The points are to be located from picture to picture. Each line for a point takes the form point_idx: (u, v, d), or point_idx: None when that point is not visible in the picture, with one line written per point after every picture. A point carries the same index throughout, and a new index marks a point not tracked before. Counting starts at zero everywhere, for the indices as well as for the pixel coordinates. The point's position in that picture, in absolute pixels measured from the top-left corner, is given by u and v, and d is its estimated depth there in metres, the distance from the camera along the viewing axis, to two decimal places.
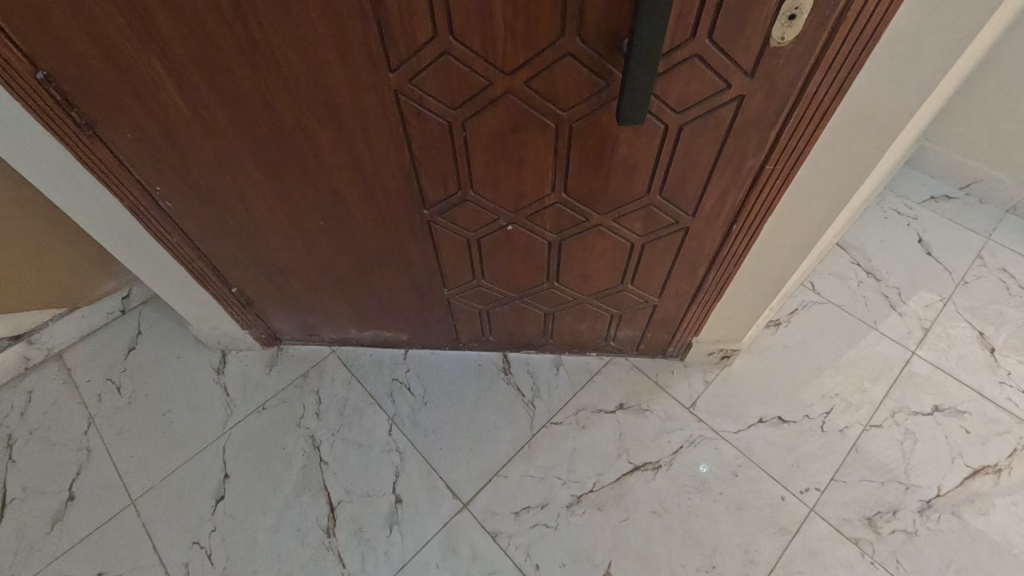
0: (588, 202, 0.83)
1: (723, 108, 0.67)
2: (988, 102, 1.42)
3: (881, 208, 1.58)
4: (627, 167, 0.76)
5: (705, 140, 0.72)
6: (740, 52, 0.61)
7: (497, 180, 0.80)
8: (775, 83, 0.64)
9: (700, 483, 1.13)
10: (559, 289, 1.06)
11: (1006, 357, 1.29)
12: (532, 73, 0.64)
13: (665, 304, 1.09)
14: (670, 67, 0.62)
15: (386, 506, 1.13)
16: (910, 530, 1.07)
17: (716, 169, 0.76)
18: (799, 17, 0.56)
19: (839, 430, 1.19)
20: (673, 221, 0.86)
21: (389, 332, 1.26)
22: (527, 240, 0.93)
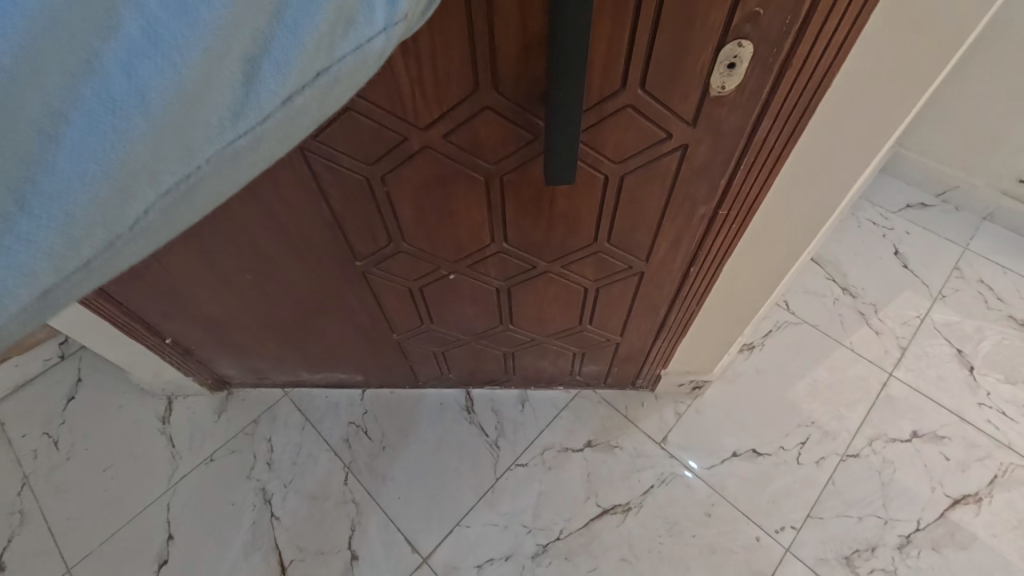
0: (532, 251, 0.77)
1: (667, 157, 0.61)
2: (965, 105, 1.36)
3: (856, 218, 1.52)
4: (569, 217, 0.70)
5: (651, 190, 0.65)
6: (678, 103, 0.54)
7: (431, 232, 0.73)
8: (721, 133, 0.58)
9: (673, 526, 1.08)
10: (515, 331, 0.99)
11: (986, 376, 1.25)
12: (450, 128, 0.57)
13: (629, 342, 1.03)
14: (602, 119, 0.56)
15: (341, 563, 1.06)
16: (888, 568, 1.02)
17: (666, 216, 0.70)
18: (738, 66, 0.50)
19: (816, 461, 1.14)
20: (627, 266, 0.80)
21: (343, 374, 1.19)
22: (474, 286, 0.86)
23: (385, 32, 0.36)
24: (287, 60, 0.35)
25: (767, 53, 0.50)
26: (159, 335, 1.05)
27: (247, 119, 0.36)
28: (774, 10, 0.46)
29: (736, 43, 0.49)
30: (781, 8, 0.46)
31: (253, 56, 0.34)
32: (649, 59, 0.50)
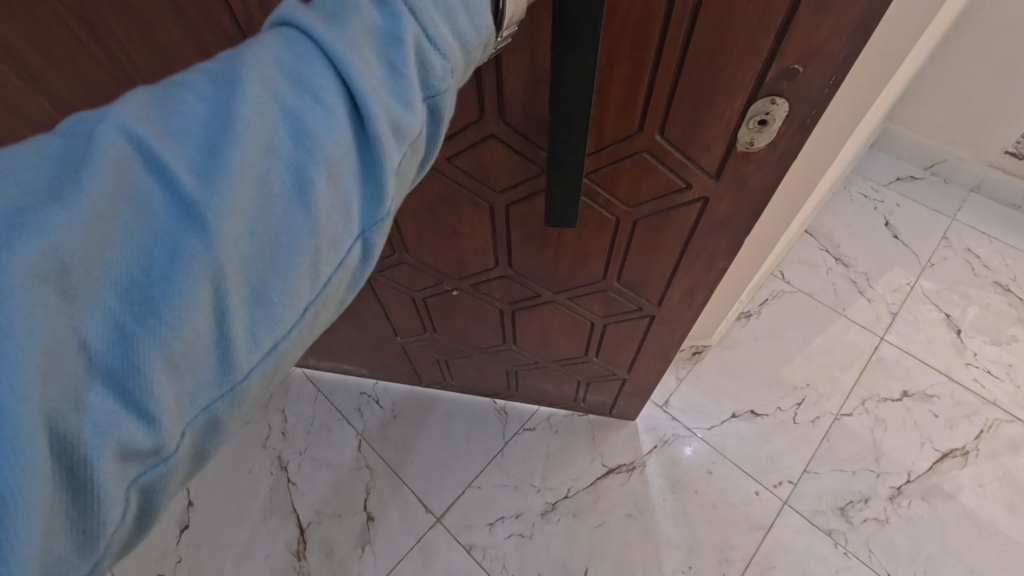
0: (537, 279, 0.80)
1: (685, 207, 0.62)
2: (953, 78, 1.42)
3: (848, 192, 1.57)
4: (578, 253, 0.73)
5: (665, 235, 0.67)
6: (699, 153, 0.55)
7: (436, 248, 0.78)
8: (743, 189, 0.58)
9: (675, 484, 1.12)
10: (519, 352, 1.01)
11: (972, 339, 1.30)
12: (457, 151, 0.60)
13: (635, 378, 1.01)
14: (617, 159, 0.57)
15: (358, 526, 1.10)
16: (881, 518, 1.07)
17: (681, 261, 0.70)
18: (770, 122, 0.50)
19: (812, 420, 1.19)
20: (636, 306, 0.81)
21: (349, 364, 1.23)
22: (477, 305, 0.89)
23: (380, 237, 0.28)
24: (274, 317, 0.24)
25: (797, 114, 0.49)
26: None
27: (233, 426, 0.25)
28: (813, 69, 0.45)
29: (768, 100, 0.48)
30: (819, 68, 0.46)
31: (229, 355, 0.23)
32: (671, 107, 0.51)
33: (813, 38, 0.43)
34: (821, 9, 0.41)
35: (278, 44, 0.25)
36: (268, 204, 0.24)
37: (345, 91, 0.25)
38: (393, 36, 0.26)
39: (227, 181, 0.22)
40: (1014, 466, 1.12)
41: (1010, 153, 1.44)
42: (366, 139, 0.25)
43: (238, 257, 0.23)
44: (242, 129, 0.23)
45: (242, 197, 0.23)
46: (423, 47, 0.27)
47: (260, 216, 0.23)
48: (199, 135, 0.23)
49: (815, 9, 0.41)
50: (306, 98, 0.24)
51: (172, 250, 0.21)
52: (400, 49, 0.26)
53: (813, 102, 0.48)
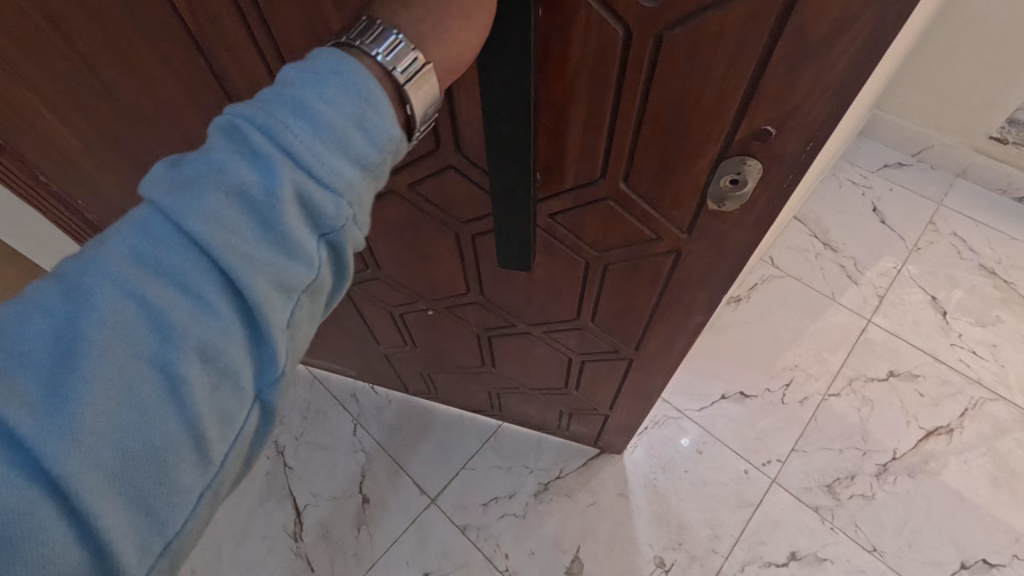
0: (511, 311, 0.77)
1: (657, 259, 0.55)
2: (937, 65, 1.44)
3: (837, 178, 1.59)
4: (550, 286, 0.67)
5: (637, 284, 0.61)
6: (669, 208, 0.49)
7: (406, 266, 0.76)
8: (717, 249, 0.51)
9: (666, 462, 1.15)
10: (498, 374, 0.99)
11: (958, 320, 1.32)
12: (417, 177, 0.58)
13: (618, 416, 0.96)
14: (583, 204, 0.51)
15: (354, 507, 1.12)
16: (867, 493, 1.10)
17: (658, 313, 0.64)
18: (743, 183, 0.43)
19: (799, 400, 1.21)
20: (613, 349, 0.76)
21: (337, 364, 1.23)
22: (454, 326, 0.88)
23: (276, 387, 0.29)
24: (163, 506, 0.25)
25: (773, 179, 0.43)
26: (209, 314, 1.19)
27: None
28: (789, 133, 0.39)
29: (740, 159, 0.41)
30: (796, 132, 0.39)
31: (117, 554, 0.24)
32: (634, 158, 0.45)
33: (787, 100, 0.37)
34: (796, 68, 0.35)
35: (135, 237, 0.26)
36: (139, 405, 0.25)
37: (215, 271, 0.26)
38: (267, 190, 0.26)
39: (85, 403, 0.23)
40: (997, 443, 1.15)
41: (995, 138, 1.47)
42: (246, 311, 0.27)
43: (108, 468, 0.24)
44: (97, 341, 0.24)
45: (104, 412, 0.24)
46: (309, 195, 0.27)
47: (129, 420, 0.24)
48: (58, 352, 0.24)
49: (787, 69, 0.35)
50: (172, 286, 0.25)
51: (31, 483, 0.22)
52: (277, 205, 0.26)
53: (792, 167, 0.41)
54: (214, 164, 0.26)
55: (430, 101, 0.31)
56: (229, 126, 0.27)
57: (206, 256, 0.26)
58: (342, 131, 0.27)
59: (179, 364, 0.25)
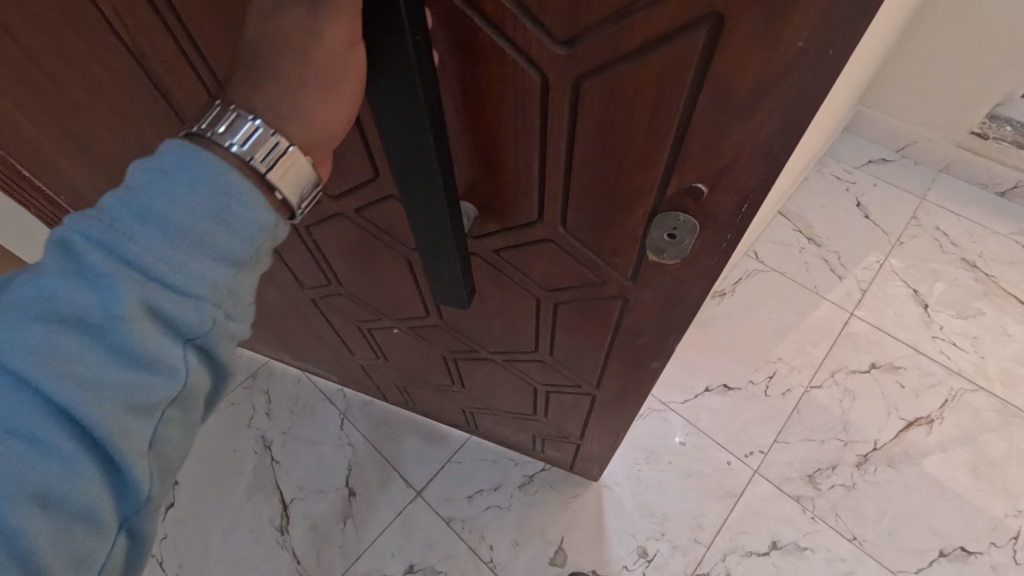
0: (473, 338, 0.78)
1: (606, 302, 0.55)
2: (919, 62, 1.46)
3: (821, 174, 1.60)
4: (506, 317, 0.68)
5: (589, 324, 0.61)
6: (610, 255, 0.48)
7: (368, 286, 0.77)
8: (662, 299, 0.50)
9: (650, 453, 1.16)
10: (469, 395, 0.99)
11: (939, 313, 1.33)
12: (363, 203, 0.58)
13: (588, 446, 0.96)
14: (525, 242, 0.52)
15: (340, 500, 1.13)
16: (848, 483, 1.11)
17: (613, 355, 0.64)
18: (680, 239, 0.42)
19: (782, 393, 1.22)
20: (576, 384, 0.76)
21: (318, 368, 1.23)
22: (422, 347, 0.89)
23: (140, 512, 0.32)
24: None
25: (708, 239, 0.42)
26: None
27: None
28: (721, 193, 0.38)
29: (674, 215, 0.40)
30: (728, 192, 0.38)
31: None
32: (566, 205, 0.45)
33: (713, 159, 0.36)
34: (719, 130, 0.34)
35: None
36: None
37: (54, 407, 0.28)
38: (112, 311, 0.28)
39: None
40: (976, 433, 1.16)
41: (976, 133, 1.49)
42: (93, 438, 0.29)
43: None
44: None
45: None
46: (156, 312, 0.29)
47: None
48: None
49: (711, 128, 0.34)
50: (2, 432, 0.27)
51: None
52: (126, 323, 0.28)
53: (728, 227, 0.40)
54: (52, 289, 0.28)
55: (300, 181, 0.33)
56: (62, 258, 0.29)
57: (42, 394, 0.28)
58: (197, 235, 0.29)
59: (15, 514, 0.27)
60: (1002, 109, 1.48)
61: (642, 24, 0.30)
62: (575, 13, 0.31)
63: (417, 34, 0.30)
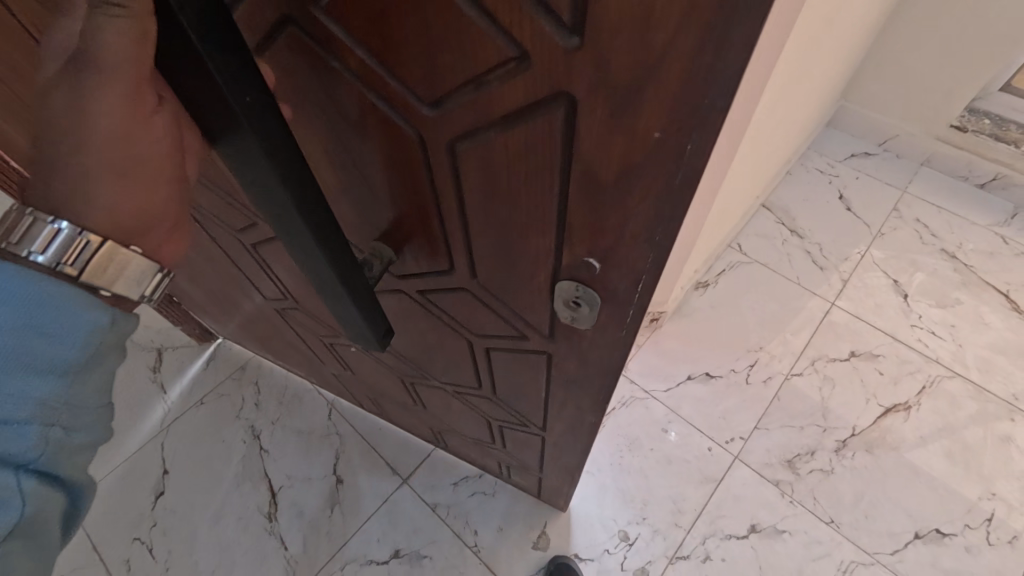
0: (424, 367, 0.80)
1: (533, 354, 0.58)
2: (899, 58, 1.48)
3: (805, 167, 1.63)
4: (448, 353, 0.71)
5: (519, 370, 0.63)
6: (528, 315, 0.51)
7: (318, 306, 0.78)
8: (579, 358, 0.52)
9: (632, 441, 1.18)
10: (433, 417, 1.00)
11: (918, 302, 1.36)
12: None
13: (549, 480, 0.95)
14: (449, 289, 0.56)
15: (327, 488, 1.15)
16: (826, 468, 1.13)
17: (551, 399, 0.65)
18: (584, 308, 0.43)
19: (762, 380, 1.25)
20: (523, 424, 0.78)
21: (298, 370, 1.23)
22: (381, 369, 0.91)
23: None
24: None
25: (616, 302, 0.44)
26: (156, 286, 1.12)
27: None
28: (611, 270, 0.38)
29: (572, 287, 0.42)
30: (618, 272, 0.38)
31: None
32: (473, 253, 0.47)
33: (600, 238, 0.36)
34: (598, 212, 0.35)
35: None
36: None
37: None
38: None
39: None
40: (953, 419, 1.18)
41: (956, 127, 1.51)
42: None
43: None
44: None
45: None
46: None
47: None
48: None
49: (591, 209, 0.35)
50: None
51: None
52: None
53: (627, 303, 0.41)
54: None
55: (127, 275, 0.36)
56: None
57: None
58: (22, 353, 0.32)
59: None
60: (980, 103, 1.51)
61: (499, 94, 0.31)
62: (429, 78, 0.33)
63: (246, 96, 0.30)
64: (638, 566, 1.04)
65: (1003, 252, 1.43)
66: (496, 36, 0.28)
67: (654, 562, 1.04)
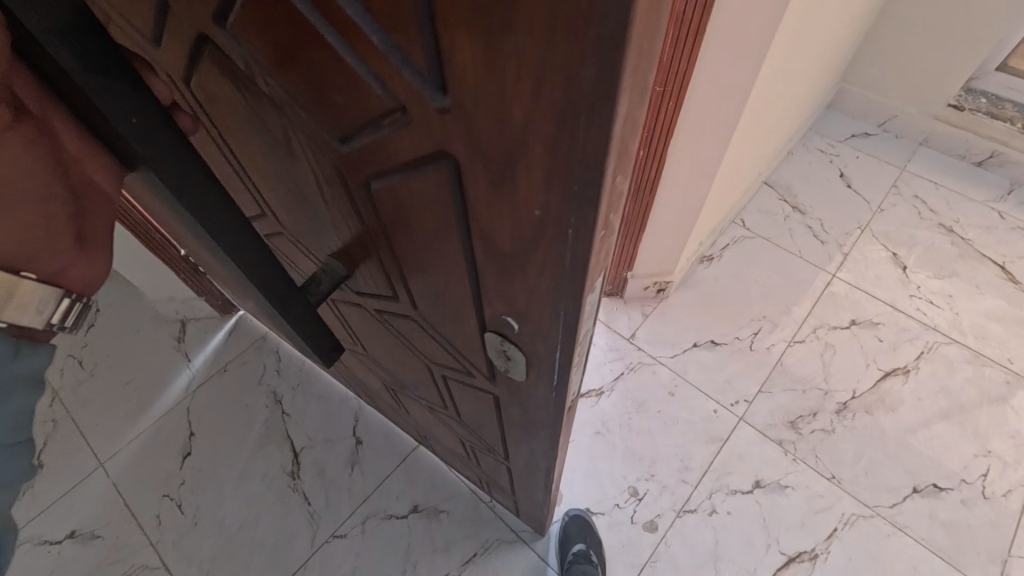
0: (399, 376, 0.84)
1: (480, 387, 0.59)
2: (897, 39, 1.53)
3: (805, 147, 1.67)
4: (414, 370, 0.74)
5: (473, 401, 0.66)
6: (470, 353, 0.52)
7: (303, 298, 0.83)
8: (516, 397, 0.54)
9: (640, 404, 1.22)
10: (415, 420, 1.02)
11: (917, 274, 1.40)
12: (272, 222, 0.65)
13: (526, 507, 0.95)
14: (399, 312, 0.58)
15: (347, 449, 1.19)
16: (828, 428, 1.17)
17: (506, 435, 0.67)
18: (511, 357, 0.45)
19: (766, 347, 1.29)
20: (488, 448, 0.80)
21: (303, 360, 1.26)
22: (367, 365, 0.93)
23: None
24: None
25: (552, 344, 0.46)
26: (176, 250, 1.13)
27: None
28: (526, 328, 0.40)
29: (498, 338, 0.44)
30: (534, 333, 0.40)
31: None
32: (410, 283, 0.49)
33: (512, 297, 0.37)
34: (505, 273, 0.35)
35: None
36: None
37: None
38: None
39: None
40: (950, 383, 1.22)
41: (953, 106, 1.55)
42: None
43: None
44: None
45: None
46: None
47: None
48: None
49: (498, 268, 0.36)
50: None
51: None
52: None
53: (547, 359, 0.42)
54: None
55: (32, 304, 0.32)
56: None
57: None
58: None
59: None
60: (977, 82, 1.55)
61: (395, 138, 0.32)
62: (337, 114, 0.34)
63: (134, 118, 0.33)
64: (647, 519, 1.08)
65: (1000, 227, 1.48)
66: (379, 87, 0.28)
67: (663, 516, 1.08)
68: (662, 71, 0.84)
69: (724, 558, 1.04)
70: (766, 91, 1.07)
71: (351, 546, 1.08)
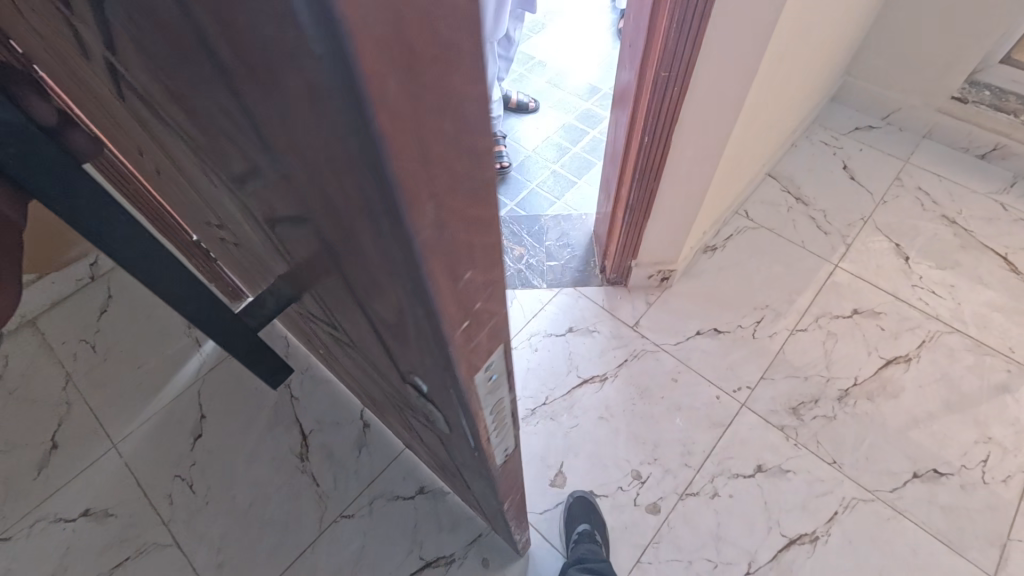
0: (367, 390, 0.81)
1: (421, 420, 0.56)
2: (901, 31, 1.54)
3: (809, 140, 1.68)
4: (369, 388, 0.71)
5: (421, 427, 0.63)
6: (403, 393, 0.49)
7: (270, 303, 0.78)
8: (449, 438, 0.51)
9: (643, 390, 1.24)
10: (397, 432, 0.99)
11: (919, 264, 1.41)
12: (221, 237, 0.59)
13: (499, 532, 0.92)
14: (341, 341, 0.54)
15: (355, 431, 1.21)
16: (830, 415, 1.19)
17: (457, 466, 0.66)
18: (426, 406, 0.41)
19: (768, 335, 1.30)
20: (450, 468, 0.78)
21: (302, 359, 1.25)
22: (345, 374, 0.90)
23: None
24: None
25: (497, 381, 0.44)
26: (184, 237, 1.11)
27: None
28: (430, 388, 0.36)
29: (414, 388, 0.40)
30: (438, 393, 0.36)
31: None
32: (338, 323, 0.44)
33: (408, 358, 0.34)
34: (396, 337, 0.32)
35: None
36: None
37: None
38: None
39: None
40: (951, 370, 1.24)
41: (956, 98, 1.56)
42: None
43: None
44: None
45: None
46: None
47: None
48: None
49: (392, 333, 0.32)
50: None
51: None
52: None
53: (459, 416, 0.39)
54: None
55: None
56: None
57: None
58: None
59: None
60: (981, 75, 1.56)
61: (271, 195, 0.26)
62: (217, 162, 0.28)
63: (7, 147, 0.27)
64: (650, 501, 1.10)
65: (1003, 219, 1.48)
66: (235, 143, 0.23)
67: (666, 498, 1.10)
68: (669, 57, 0.86)
69: (726, 539, 1.05)
70: (769, 80, 1.09)
71: (358, 525, 1.10)
